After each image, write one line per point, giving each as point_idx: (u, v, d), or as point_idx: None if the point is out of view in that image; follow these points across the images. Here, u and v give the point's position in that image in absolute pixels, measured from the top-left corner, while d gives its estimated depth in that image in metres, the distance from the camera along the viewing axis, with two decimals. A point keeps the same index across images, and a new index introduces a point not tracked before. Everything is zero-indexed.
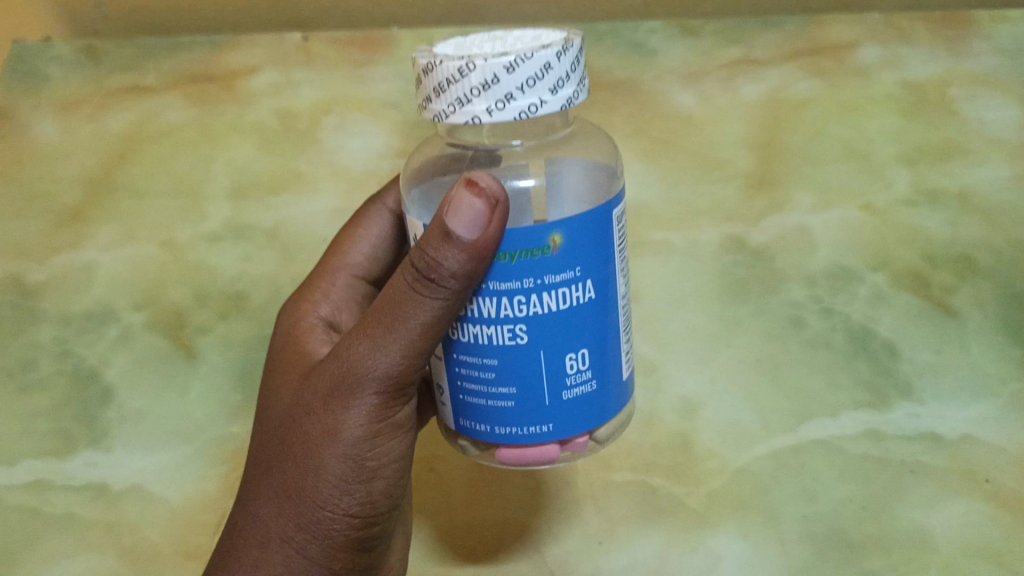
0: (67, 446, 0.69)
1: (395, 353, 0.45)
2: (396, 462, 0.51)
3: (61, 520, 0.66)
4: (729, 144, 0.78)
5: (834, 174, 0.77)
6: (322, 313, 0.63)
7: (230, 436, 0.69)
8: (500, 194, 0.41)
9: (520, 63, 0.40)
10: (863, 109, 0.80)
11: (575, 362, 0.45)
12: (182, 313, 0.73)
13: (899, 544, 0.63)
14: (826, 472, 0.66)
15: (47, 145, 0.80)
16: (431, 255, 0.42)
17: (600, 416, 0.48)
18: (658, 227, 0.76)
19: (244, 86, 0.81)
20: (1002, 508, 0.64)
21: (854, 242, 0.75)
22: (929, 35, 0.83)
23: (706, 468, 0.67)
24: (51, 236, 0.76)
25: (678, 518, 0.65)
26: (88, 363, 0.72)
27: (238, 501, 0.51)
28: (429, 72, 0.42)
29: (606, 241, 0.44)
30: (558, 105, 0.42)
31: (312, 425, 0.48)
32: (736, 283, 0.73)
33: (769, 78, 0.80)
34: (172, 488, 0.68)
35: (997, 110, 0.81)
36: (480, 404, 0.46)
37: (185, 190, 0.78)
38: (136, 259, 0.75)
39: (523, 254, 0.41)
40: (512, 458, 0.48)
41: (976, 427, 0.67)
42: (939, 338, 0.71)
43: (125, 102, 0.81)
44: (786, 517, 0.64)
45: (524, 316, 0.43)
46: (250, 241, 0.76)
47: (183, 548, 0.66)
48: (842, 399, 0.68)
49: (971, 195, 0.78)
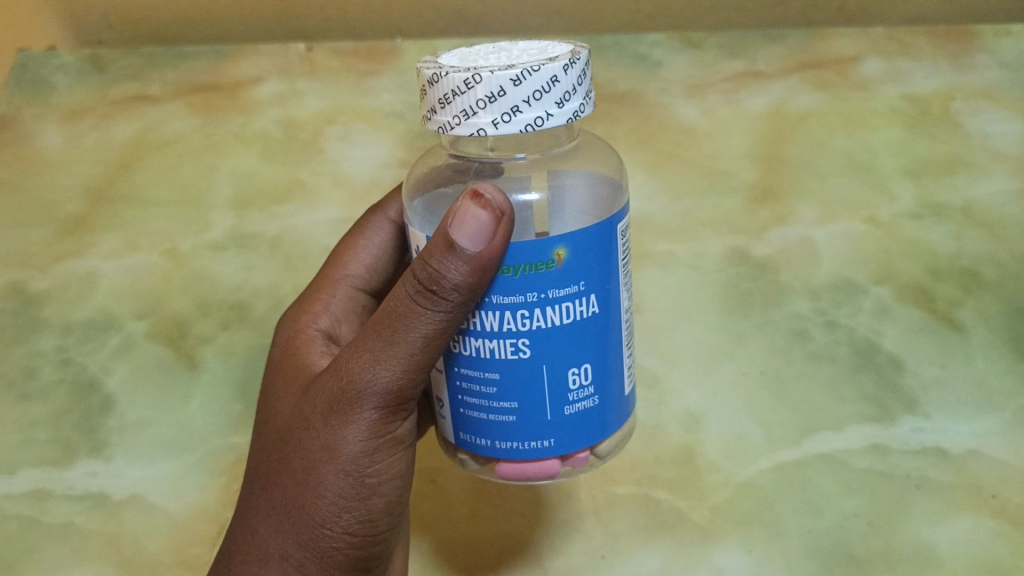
0: (66, 455, 0.68)
1: (396, 367, 0.45)
2: (396, 478, 0.50)
3: (60, 529, 0.66)
4: (733, 157, 0.78)
5: (837, 187, 0.77)
6: (322, 325, 0.62)
7: (230, 446, 0.69)
8: (505, 207, 0.41)
9: (526, 76, 0.40)
10: (866, 122, 0.81)
11: (577, 377, 0.45)
12: (184, 322, 0.73)
13: (904, 560, 0.62)
14: (832, 486, 0.65)
15: (51, 154, 0.80)
16: (434, 267, 0.42)
17: (601, 431, 0.48)
18: (662, 239, 0.76)
19: (249, 96, 0.81)
20: (1009, 524, 0.63)
21: (857, 255, 0.75)
22: (931, 50, 0.83)
23: (709, 482, 0.66)
24: (54, 245, 0.76)
25: (681, 533, 0.64)
26: (89, 371, 0.71)
27: (237, 516, 0.50)
28: (434, 84, 0.42)
29: (610, 256, 0.44)
30: (564, 119, 0.42)
31: (311, 440, 0.47)
32: (739, 296, 0.73)
33: (772, 90, 0.81)
34: (172, 498, 0.67)
35: (1001, 124, 0.81)
36: (481, 418, 0.46)
37: (189, 199, 0.78)
38: (138, 267, 0.75)
39: (526, 268, 0.41)
40: (512, 472, 0.48)
41: (982, 443, 0.66)
42: (943, 352, 0.71)
43: (130, 111, 0.81)
44: (789, 532, 0.63)
45: (526, 330, 0.43)
46: (253, 250, 0.76)
47: (183, 560, 0.65)
48: (846, 413, 0.68)
49: (974, 209, 0.78)
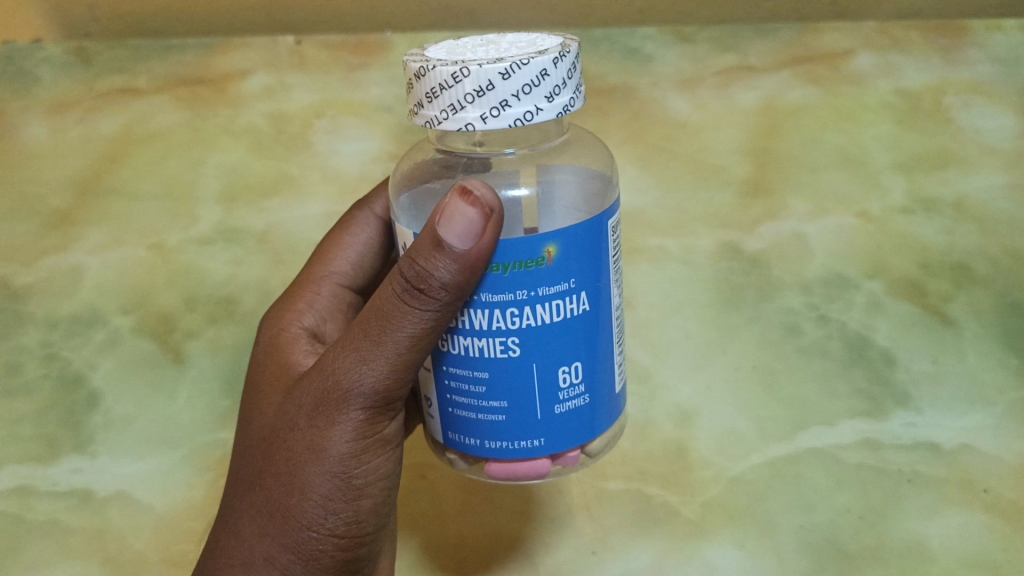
0: (50, 452, 0.67)
1: (382, 367, 0.44)
2: (383, 479, 0.50)
3: (44, 527, 0.65)
4: (724, 152, 0.78)
5: (830, 182, 0.77)
6: (306, 324, 0.61)
7: (217, 442, 0.68)
8: (494, 204, 0.41)
9: (515, 70, 0.39)
10: (859, 117, 0.80)
11: (569, 376, 0.45)
12: (170, 317, 0.72)
13: (896, 555, 0.62)
14: (822, 481, 0.65)
15: (36, 147, 0.79)
16: (421, 265, 0.41)
17: (593, 429, 0.47)
18: (654, 234, 0.75)
19: (237, 89, 0.80)
20: (1001, 518, 0.62)
21: (850, 250, 0.75)
22: (924, 44, 0.83)
23: (702, 476, 0.66)
24: (39, 239, 0.75)
25: (672, 529, 0.64)
26: (74, 367, 0.70)
27: (220, 519, 0.50)
28: (421, 77, 0.41)
29: (601, 253, 0.44)
30: (553, 113, 0.41)
31: (296, 442, 0.46)
32: (731, 290, 0.73)
33: (763, 85, 0.81)
34: (158, 495, 0.66)
35: (993, 119, 0.81)
36: (471, 417, 0.46)
37: (176, 193, 0.77)
38: (125, 262, 0.74)
39: (516, 266, 0.40)
40: (503, 472, 0.47)
41: (974, 437, 0.66)
42: (936, 347, 0.70)
43: (116, 104, 0.80)
44: (782, 527, 0.63)
45: (516, 328, 0.42)
46: (240, 245, 0.75)
47: (171, 556, 0.64)
48: (838, 407, 0.68)
49: (966, 203, 0.78)
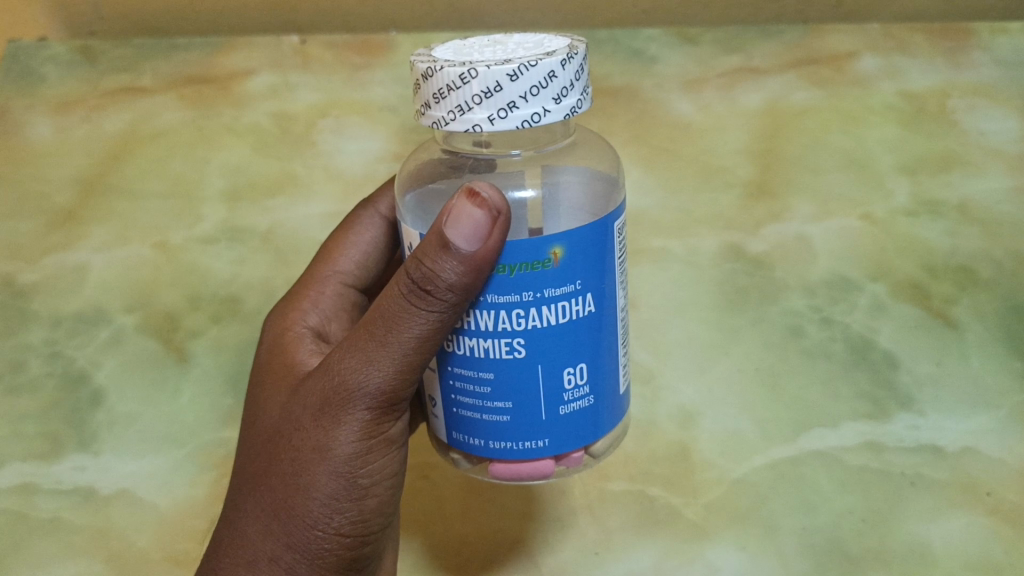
0: (54, 449, 0.67)
1: (388, 368, 0.44)
2: (387, 479, 0.50)
3: (47, 524, 0.65)
4: (728, 153, 0.78)
5: (834, 183, 0.77)
6: (311, 323, 0.61)
7: (221, 441, 0.68)
8: (501, 206, 0.41)
9: (523, 71, 0.39)
10: (863, 119, 0.80)
11: (573, 377, 0.45)
12: (174, 315, 0.72)
13: (899, 558, 0.61)
14: (825, 483, 0.65)
15: (41, 145, 0.79)
16: (428, 266, 0.41)
17: (596, 430, 0.47)
18: (658, 235, 0.75)
19: (242, 88, 0.80)
20: (1003, 521, 0.62)
21: (853, 252, 0.75)
22: (928, 46, 0.83)
23: (705, 478, 0.66)
24: (43, 237, 0.75)
25: (675, 530, 0.64)
26: (78, 365, 0.71)
27: (224, 518, 0.50)
28: (428, 78, 0.41)
29: (606, 254, 0.44)
30: (561, 114, 0.41)
31: (301, 442, 0.46)
32: (735, 292, 0.73)
33: (768, 86, 0.81)
34: (161, 493, 0.66)
35: (997, 122, 0.81)
36: (475, 418, 0.46)
37: (180, 192, 0.77)
38: (129, 260, 0.74)
39: (522, 267, 0.40)
40: (506, 473, 0.47)
41: (977, 440, 0.66)
42: (939, 349, 0.70)
43: (121, 103, 0.80)
44: (785, 529, 0.63)
45: (522, 329, 0.42)
46: (245, 243, 0.75)
47: (173, 555, 0.64)
48: (842, 409, 0.68)
49: (970, 206, 0.78)
